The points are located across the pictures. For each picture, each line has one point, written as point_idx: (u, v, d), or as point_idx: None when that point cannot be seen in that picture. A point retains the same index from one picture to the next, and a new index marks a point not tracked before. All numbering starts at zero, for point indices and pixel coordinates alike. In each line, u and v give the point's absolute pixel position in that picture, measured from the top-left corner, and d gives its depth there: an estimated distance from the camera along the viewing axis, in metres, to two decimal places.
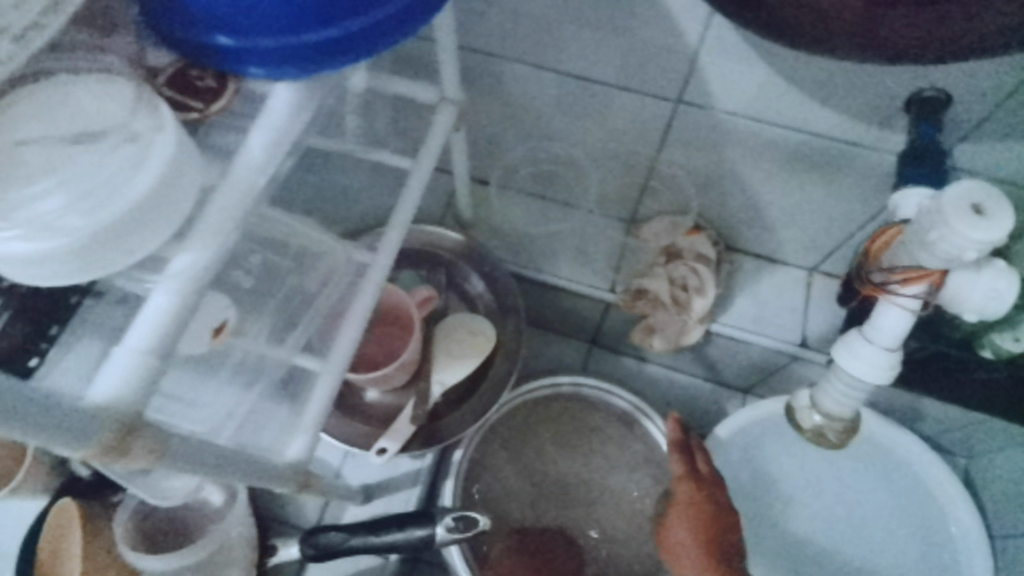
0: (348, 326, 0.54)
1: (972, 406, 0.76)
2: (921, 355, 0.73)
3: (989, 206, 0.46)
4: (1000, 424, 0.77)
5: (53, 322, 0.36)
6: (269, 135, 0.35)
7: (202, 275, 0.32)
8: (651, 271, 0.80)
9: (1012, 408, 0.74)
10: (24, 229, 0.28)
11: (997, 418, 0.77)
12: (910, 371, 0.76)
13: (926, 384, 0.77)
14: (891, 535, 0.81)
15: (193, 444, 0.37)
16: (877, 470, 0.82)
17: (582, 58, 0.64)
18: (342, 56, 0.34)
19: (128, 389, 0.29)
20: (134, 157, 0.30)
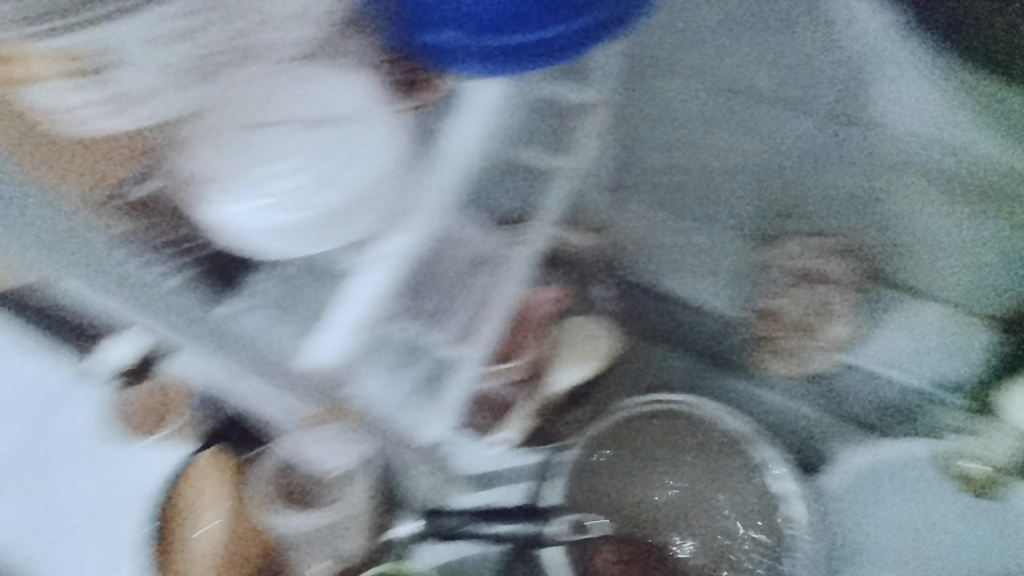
0: (485, 322, 0.57)
1: None
2: None
3: None
4: None
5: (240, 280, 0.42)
6: (473, 129, 0.47)
7: (405, 256, 0.44)
8: (789, 291, 0.76)
9: None
10: (271, 200, 0.37)
11: None
12: None
13: None
14: None
15: (362, 385, 0.47)
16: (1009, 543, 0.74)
17: (740, 67, 0.69)
18: (536, 61, 0.42)
19: (352, 344, 0.43)
20: (350, 156, 0.39)
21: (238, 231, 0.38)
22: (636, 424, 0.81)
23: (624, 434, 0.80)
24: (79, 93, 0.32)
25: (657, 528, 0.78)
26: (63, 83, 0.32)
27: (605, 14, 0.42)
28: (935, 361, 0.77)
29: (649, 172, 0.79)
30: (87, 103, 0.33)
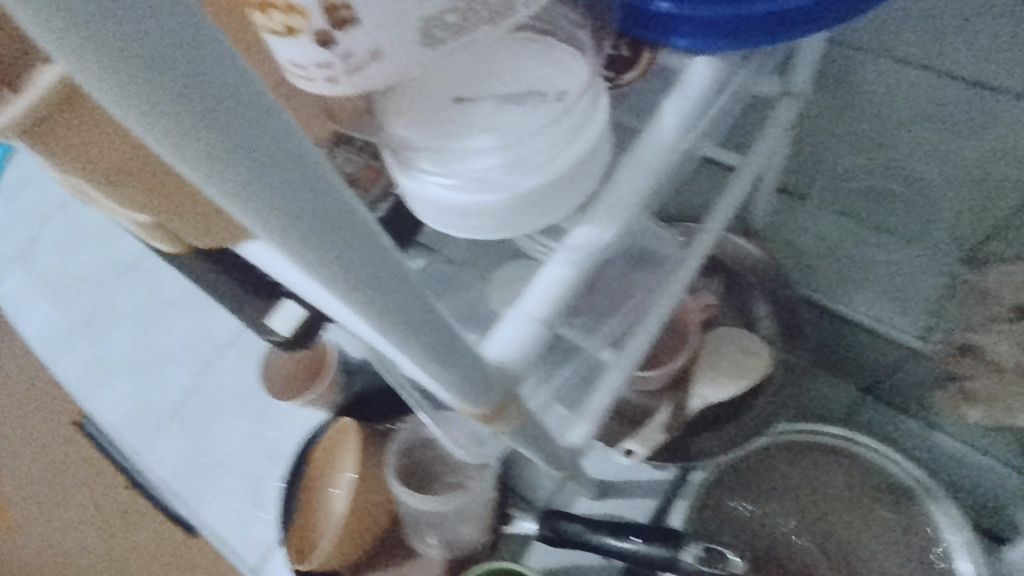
0: (646, 327, 0.50)
1: None
2: None
3: None
4: None
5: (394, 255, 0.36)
6: (685, 115, 0.32)
7: (599, 252, 0.30)
8: (989, 327, 0.66)
9: None
10: (458, 180, 0.28)
11: None
12: None
13: None
14: None
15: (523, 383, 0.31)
16: None
17: (979, 58, 0.53)
18: (803, 27, 0.31)
19: (522, 351, 0.28)
20: (571, 124, 0.28)
21: (420, 203, 0.30)
22: (778, 457, 0.75)
23: (763, 464, 0.75)
24: (325, 48, 0.23)
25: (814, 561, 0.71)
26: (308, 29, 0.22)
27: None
28: None
29: (835, 183, 0.69)
30: (321, 67, 0.23)
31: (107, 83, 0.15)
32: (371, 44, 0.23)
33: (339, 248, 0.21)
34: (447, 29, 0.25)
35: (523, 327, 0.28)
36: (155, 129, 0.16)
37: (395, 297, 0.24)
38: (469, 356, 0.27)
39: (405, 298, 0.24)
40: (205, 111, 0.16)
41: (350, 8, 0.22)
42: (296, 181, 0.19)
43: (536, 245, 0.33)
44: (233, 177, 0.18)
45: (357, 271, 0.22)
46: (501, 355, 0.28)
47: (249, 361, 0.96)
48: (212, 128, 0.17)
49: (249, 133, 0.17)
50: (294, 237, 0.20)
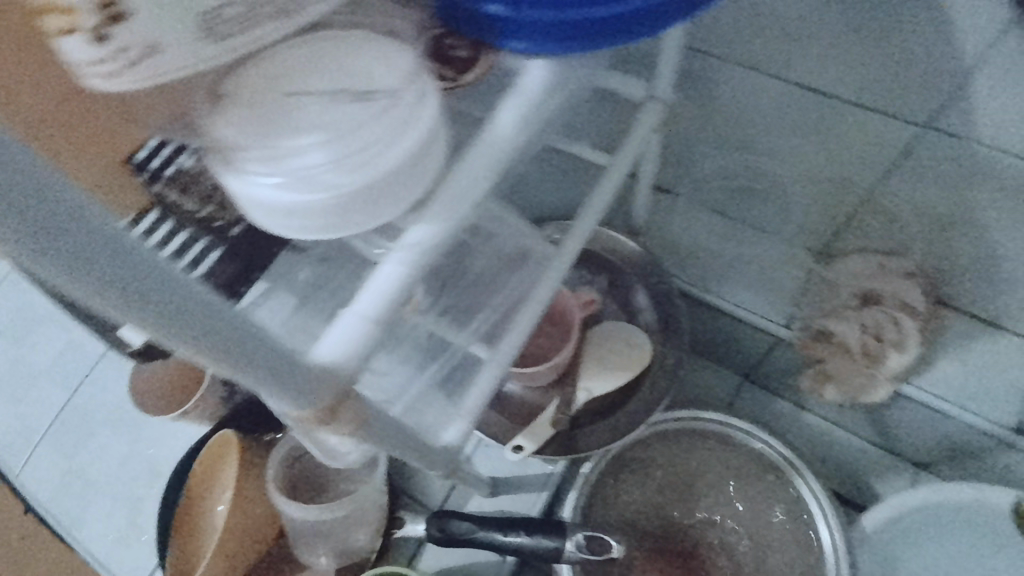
0: (517, 326, 0.50)
1: None
2: None
3: None
4: None
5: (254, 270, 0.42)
6: (524, 116, 0.33)
7: (434, 251, 0.30)
8: (841, 313, 0.72)
9: None
10: (283, 179, 0.27)
11: None
12: None
13: None
14: None
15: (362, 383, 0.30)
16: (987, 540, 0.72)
17: (818, 68, 0.57)
18: (633, 32, 0.31)
19: (351, 354, 0.28)
20: (399, 124, 0.28)
21: (247, 204, 0.28)
22: (660, 443, 0.78)
23: (648, 450, 0.78)
24: (100, 48, 0.22)
25: (694, 535, 0.76)
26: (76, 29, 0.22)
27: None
28: (1010, 401, 0.72)
29: (704, 180, 0.74)
30: (97, 62, 0.23)
31: None
32: (148, 36, 0.23)
33: (111, 267, 0.21)
34: (229, 23, 0.25)
35: (351, 329, 0.28)
36: None
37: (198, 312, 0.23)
38: (286, 359, 0.26)
39: (197, 316, 0.23)
40: None
41: (122, 3, 0.22)
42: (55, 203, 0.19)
43: (377, 243, 0.33)
44: None
45: (141, 288, 0.21)
46: (330, 357, 0.28)
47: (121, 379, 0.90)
48: None
49: None
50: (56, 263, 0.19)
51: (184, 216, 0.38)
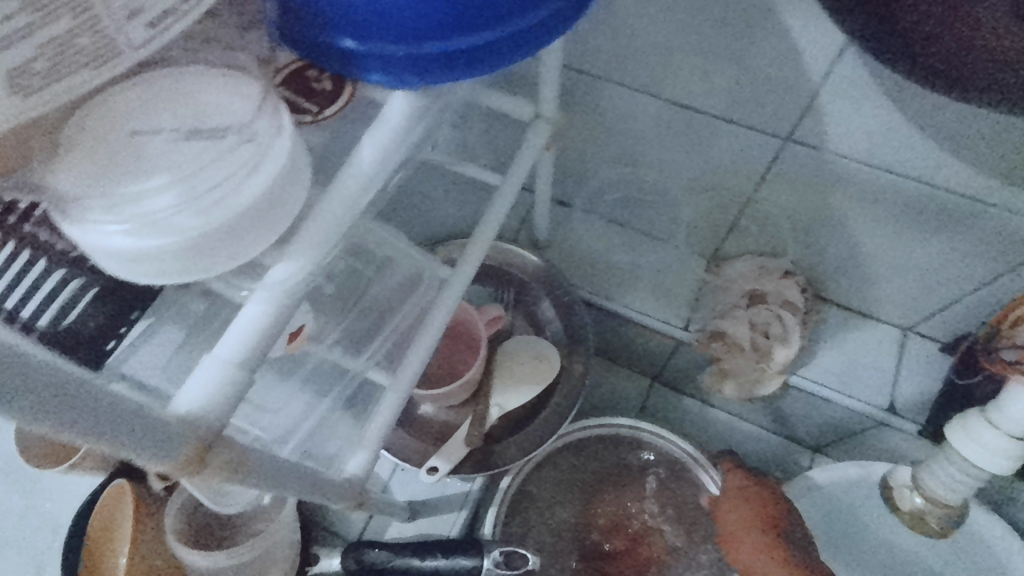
0: (417, 347, 0.51)
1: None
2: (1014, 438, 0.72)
3: None
4: None
5: (136, 308, 0.37)
6: (384, 148, 0.33)
7: (298, 289, 0.30)
8: (731, 313, 0.77)
9: None
10: (131, 224, 0.27)
11: None
12: None
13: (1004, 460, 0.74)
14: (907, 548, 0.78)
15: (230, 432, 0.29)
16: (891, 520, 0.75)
17: (688, 86, 0.61)
18: (486, 64, 0.33)
19: (215, 399, 0.27)
20: (254, 162, 0.28)
21: (99, 253, 0.28)
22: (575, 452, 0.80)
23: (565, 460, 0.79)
24: None
25: (614, 538, 0.77)
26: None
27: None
28: (882, 384, 0.78)
29: (597, 192, 0.77)
30: None
31: None
32: None
33: None
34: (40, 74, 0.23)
35: (213, 374, 0.28)
36: None
37: (43, 377, 0.22)
38: (139, 419, 0.24)
39: (43, 386, 0.22)
40: None
41: None
42: None
43: (242, 285, 0.32)
44: None
45: None
46: (192, 404, 0.27)
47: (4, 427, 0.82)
48: None
49: None
50: None
51: (57, 255, 0.33)
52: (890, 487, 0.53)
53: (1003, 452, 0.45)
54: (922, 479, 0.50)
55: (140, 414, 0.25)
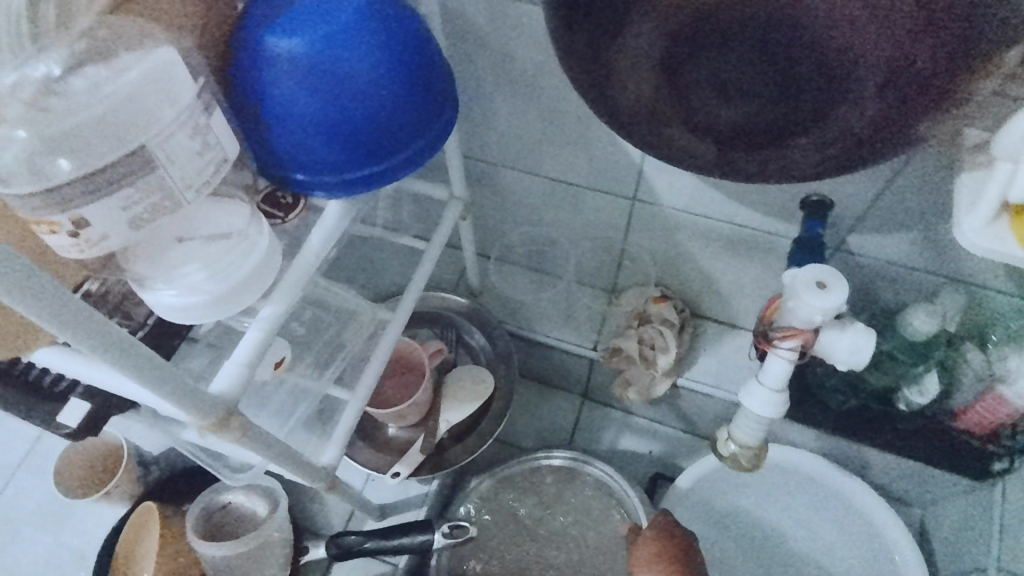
0: (367, 370, 0.70)
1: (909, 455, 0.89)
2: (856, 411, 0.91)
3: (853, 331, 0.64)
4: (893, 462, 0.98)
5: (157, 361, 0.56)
6: (324, 237, 0.55)
7: (278, 320, 0.51)
8: (626, 332, 0.98)
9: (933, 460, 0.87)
10: (180, 290, 0.46)
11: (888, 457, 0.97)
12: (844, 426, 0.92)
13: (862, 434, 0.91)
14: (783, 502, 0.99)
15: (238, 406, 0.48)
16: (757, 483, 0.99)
17: (558, 167, 0.84)
18: (383, 179, 0.55)
19: (234, 386, 0.48)
20: (248, 250, 0.49)
21: (157, 307, 0.47)
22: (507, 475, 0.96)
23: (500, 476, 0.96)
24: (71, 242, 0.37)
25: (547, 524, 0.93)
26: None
27: (416, 115, 0.54)
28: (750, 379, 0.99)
29: (512, 246, 0.99)
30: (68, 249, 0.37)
31: None
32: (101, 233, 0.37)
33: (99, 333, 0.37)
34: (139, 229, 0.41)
35: (230, 372, 0.48)
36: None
37: (145, 357, 0.41)
38: (197, 393, 0.44)
39: (144, 363, 0.41)
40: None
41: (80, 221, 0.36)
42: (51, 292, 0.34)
43: (244, 321, 0.52)
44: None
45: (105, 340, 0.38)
46: (220, 388, 0.47)
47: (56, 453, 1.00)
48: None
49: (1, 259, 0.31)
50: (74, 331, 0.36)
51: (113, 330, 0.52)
52: (715, 440, 0.76)
53: (768, 401, 0.69)
54: (735, 433, 0.73)
55: (196, 393, 0.44)
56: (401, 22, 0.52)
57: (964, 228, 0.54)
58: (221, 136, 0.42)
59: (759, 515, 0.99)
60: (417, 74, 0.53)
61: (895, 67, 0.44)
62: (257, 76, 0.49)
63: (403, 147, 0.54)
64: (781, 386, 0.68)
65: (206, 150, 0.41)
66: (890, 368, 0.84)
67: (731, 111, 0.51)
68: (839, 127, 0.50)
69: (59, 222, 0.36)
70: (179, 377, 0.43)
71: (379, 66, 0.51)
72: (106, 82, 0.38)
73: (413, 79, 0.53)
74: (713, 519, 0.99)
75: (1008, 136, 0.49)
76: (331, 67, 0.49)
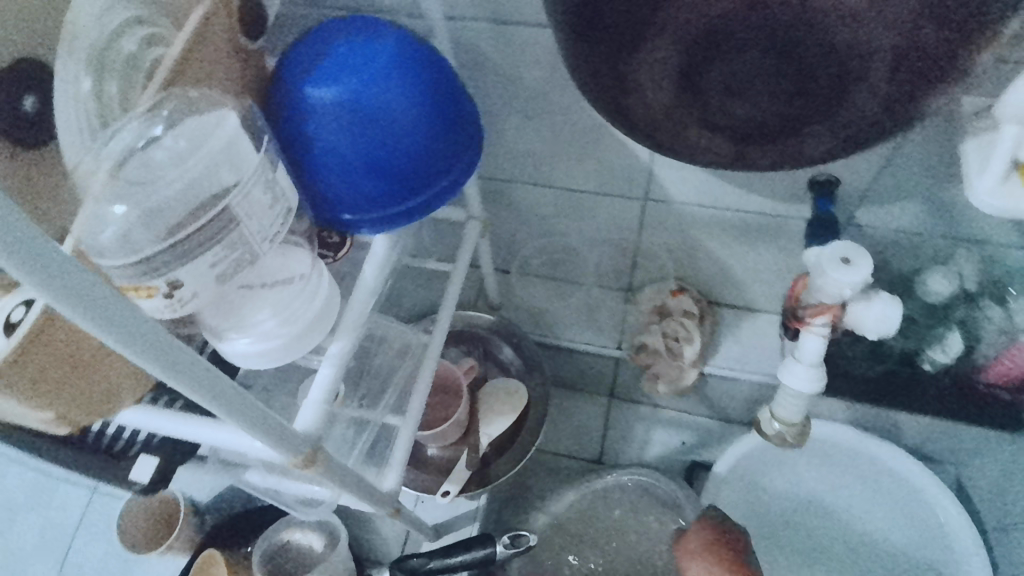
0: (416, 394, 0.72)
1: (939, 415, 0.93)
2: (883, 376, 0.93)
3: (882, 298, 0.66)
4: (923, 423, 1.00)
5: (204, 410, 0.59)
6: (377, 270, 0.57)
7: (347, 355, 0.53)
8: (649, 328, 1.01)
9: (959, 413, 0.92)
10: (253, 338, 0.48)
11: (917, 419, 1.00)
12: (879, 394, 0.94)
13: (889, 399, 0.94)
14: (823, 476, 1.01)
15: (320, 440, 0.50)
16: (794, 461, 1.02)
17: (569, 176, 0.86)
18: (423, 210, 0.57)
19: (315, 422, 0.50)
20: (312, 292, 0.51)
21: (232, 356, 0.49)
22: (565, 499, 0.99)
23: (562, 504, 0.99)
24: (165, 304, 0.39)
25: (602, 525, 0.98)
26: (23, 298, 0.37)
27: (448, 147, 0.56)
28: (773, 358, 1.02)
29: (528, 258, 1.02)
30: (161, 310, 0.39)
31: (71, 302, 0.31)
32: (192, 290, 0.39)
33: (204, 381, 0.39)
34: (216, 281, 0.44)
35: (308, 409, 0.50)
36: (85, 318, 0.32)
37: (242, 403, 0.43)
38: (287, 433, 0.47)
39: (242, 407, 0.43)
40: (107, 307, 0.33)
41: (174, 283, 0.38)
42: (162, 342, 0.36)
43: (311, 360, 0.54)
44: (110, 324, 0.33)
45: (207, 387, 0.40)
46: (302, 425, 0.49)
47: (111, 514, 1.04)
48: (107, 303, 0.33)
49: (121, 313, 0.33)
50: (183, 379, 0.38)
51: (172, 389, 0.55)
52: (758, 420, 0.79)
53: (808, 376, 0.71)
54: (776, 411, 0.76)
55: (286, 433, 0.47)
56: (426, 60, 0.55)
57: (976, 190, 0.59)
58: (289, 187, 0.44)
59: (800, 490, 1.01)
60: (446, 108, 0.55)
61: (902, 58, 0.46)
62: (298, 125, 0.51)
63: (440, 178, 0.56)
64: (818, 361, 0.71)
65: (277, 202, 0.43)
66: (909, 332, 0.87)
67: (747, 112, 0.53)
68: (853, 113, 0.52)
69: (156, 286, 0.38)
70: (271, 418, 0.45)
71: (412, 105, 0.53)
72: (186, 155, 0.42)
73: (442, 108, 0.55)
74: (758, 500, 1.01)
75: (1011, 100, 0.53)
76: (368, 112, 0.52)
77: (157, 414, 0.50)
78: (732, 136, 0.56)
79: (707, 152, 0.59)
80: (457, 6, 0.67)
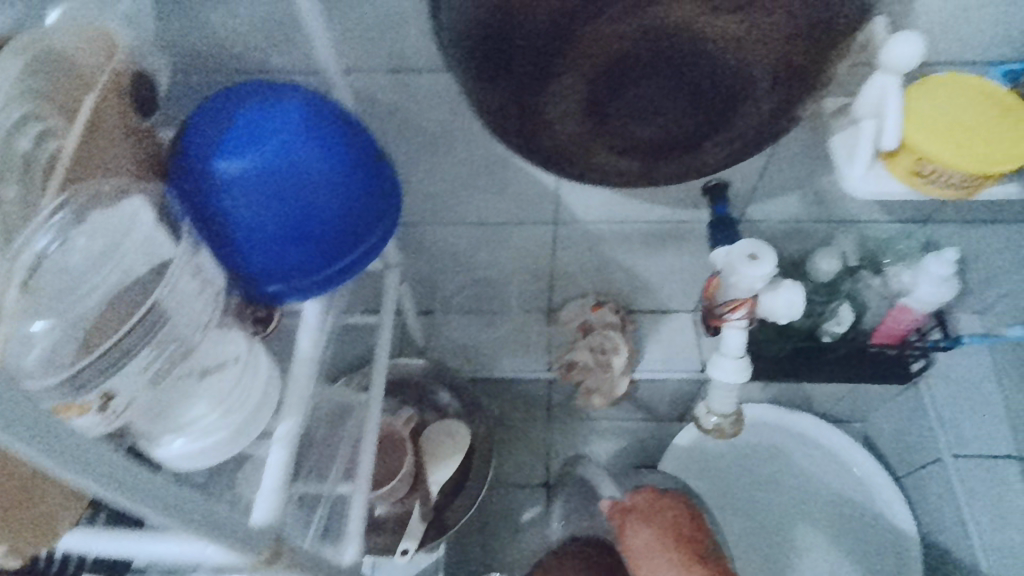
0: (363, 457, 0.69)
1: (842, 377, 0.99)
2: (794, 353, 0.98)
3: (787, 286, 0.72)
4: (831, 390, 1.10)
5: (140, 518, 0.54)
6: (312, 339, 0.55)
7: (296, 435, 0.50)
8: (574, 346, 1.03)
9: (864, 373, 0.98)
10: (189, 437, 0.45)
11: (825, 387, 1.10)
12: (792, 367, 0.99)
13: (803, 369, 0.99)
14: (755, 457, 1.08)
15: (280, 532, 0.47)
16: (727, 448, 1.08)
17: (480, 211, 0.87)
18: (353, 269, 0.55)
19: (273, 513, 0.46)
20: (252, 373, 0.49)
21: (170, 462, 0.46)
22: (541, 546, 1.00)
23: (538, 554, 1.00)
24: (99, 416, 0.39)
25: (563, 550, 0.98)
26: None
27: (373, 202, 0.55)
28: None
29: (449, 295, 1.02)
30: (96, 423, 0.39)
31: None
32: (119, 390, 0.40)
33: (153, 492, 0.36)
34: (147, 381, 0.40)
35: (263, 501, 0.47)
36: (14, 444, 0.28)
37: (195, 506, 0.39)
38: (245, 533, 0.43)
39: (195, 512, 0.39)
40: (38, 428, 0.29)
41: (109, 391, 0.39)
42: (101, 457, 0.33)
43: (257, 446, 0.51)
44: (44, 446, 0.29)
45: (158, 496, 0.36)
46: (259, 519, 0.46)
47: None
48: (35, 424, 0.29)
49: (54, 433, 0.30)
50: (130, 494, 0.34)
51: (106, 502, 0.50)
52: (697, 418, 0.83)
53: (735, 368, 0.76)
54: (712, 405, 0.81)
55: (245, 532, 0.43)
56: (337, 118, 0.53)
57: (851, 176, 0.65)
58: None
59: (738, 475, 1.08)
60: (365, 164, 0.54)
61: (780, 75, 0.51)
62: (211, 201, 0.48)
63: (367, 235, 0.55)
64: (741, 352, 0.76)
65: None
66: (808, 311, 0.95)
67: (651, 132, 0.57)
68: (743, 124, 0.57)
69: (89, 401, 0.38)
70: (227, 520, 0.42)
71: (330, 165, 0.52)
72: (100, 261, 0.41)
73: (361, 165, 0.54)
74: (702, 491, 1.06)
75: (867, 97, 0.61)
76: (285, 179, 0.50)
77: (95, 537, 0.46)
78: (639, 156, 0.60)
79: (618, 173, 0.62)
80: (351, 60, 0.66)
